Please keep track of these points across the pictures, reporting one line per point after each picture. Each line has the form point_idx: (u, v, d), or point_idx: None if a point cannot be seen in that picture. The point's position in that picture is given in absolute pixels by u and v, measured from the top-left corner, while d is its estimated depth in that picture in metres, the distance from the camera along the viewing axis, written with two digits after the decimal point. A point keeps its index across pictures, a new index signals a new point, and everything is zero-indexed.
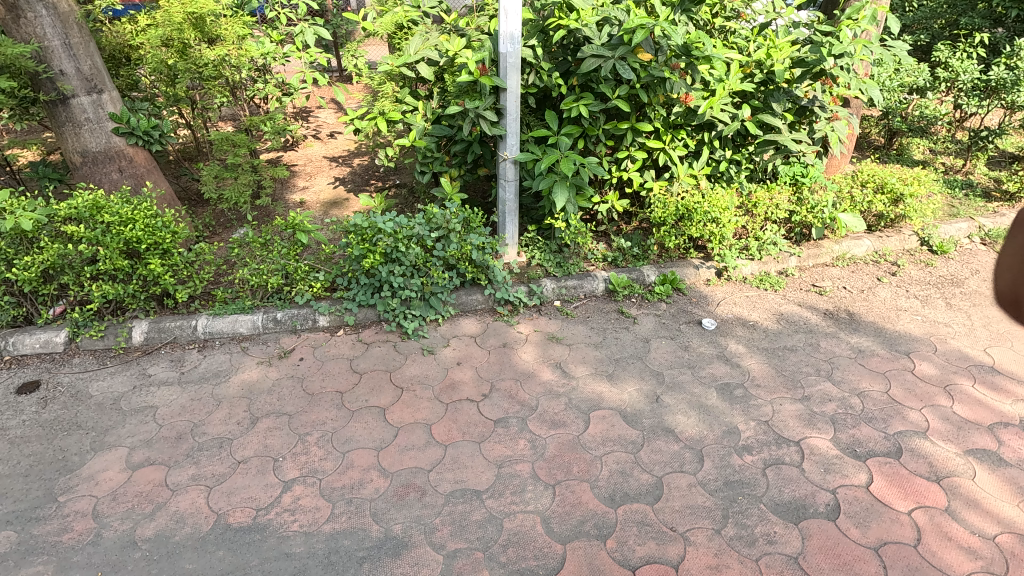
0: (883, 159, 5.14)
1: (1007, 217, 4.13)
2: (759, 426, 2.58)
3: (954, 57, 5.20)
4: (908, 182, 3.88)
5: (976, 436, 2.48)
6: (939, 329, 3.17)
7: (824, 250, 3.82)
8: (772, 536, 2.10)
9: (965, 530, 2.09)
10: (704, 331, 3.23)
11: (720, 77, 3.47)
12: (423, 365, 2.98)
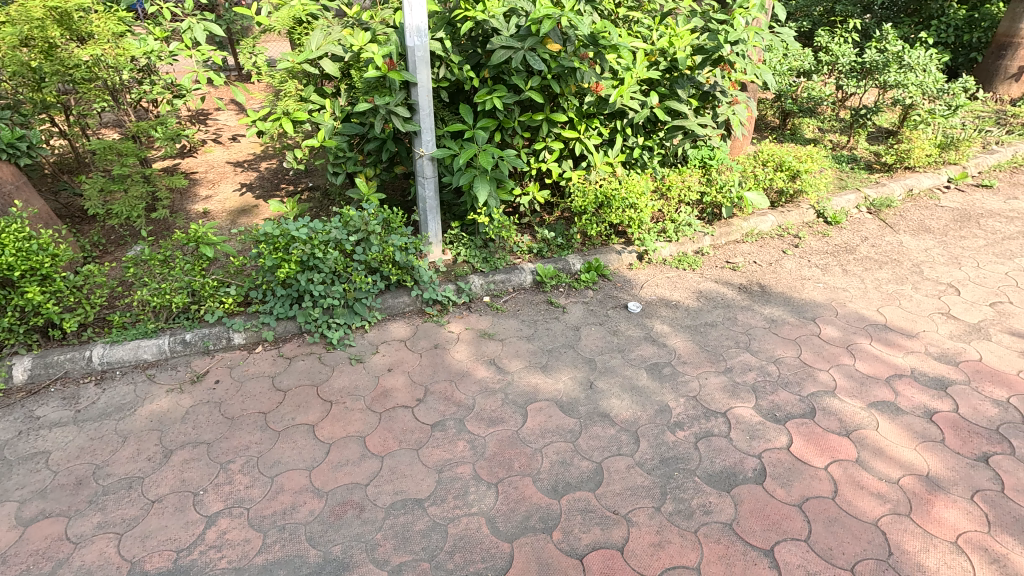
0: (780, 138, 5.49)
1: (887, 187, 4.54)
2: (689, 401, 2.68)
3: (834, 41, 5.72)
4: (803, 159, 4.17)
5: (877, 389, 2.71)
6: (838, 294, 3.43)
7: (734, 228, 4.03)
8: (707, 506, 2.19)
9: (874, 477, 2.28)
10: (630, 314, 3.32)
11: (628, 66, 3.56)
12: (352, 375, 2.86)
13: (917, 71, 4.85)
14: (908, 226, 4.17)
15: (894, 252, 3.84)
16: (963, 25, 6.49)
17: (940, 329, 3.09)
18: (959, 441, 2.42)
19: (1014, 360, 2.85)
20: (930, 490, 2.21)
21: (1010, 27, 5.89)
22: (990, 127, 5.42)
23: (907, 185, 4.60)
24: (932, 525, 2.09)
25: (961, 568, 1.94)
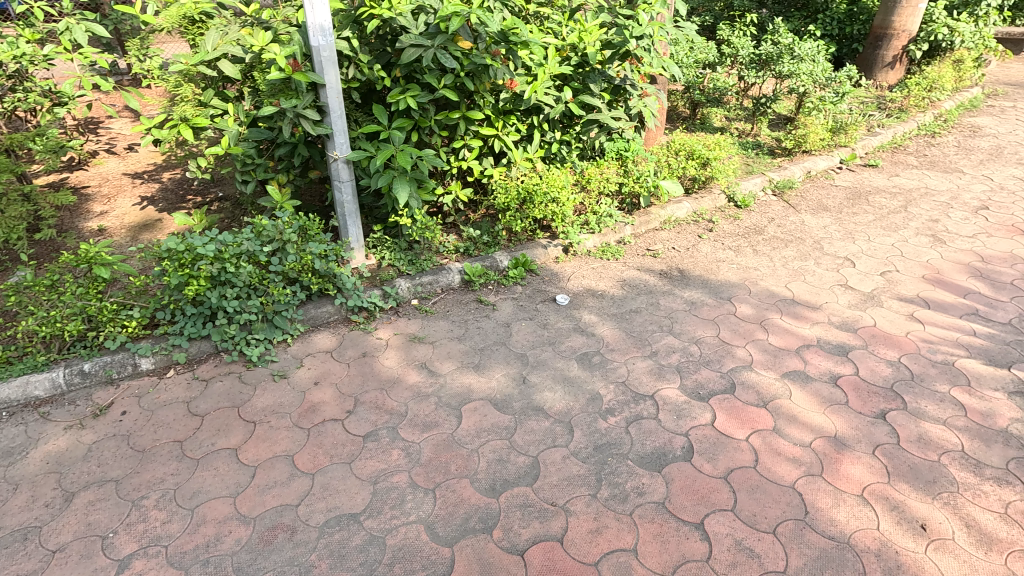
0: (690, 128, 5.74)
1: (788, 170, 4.85)
2: (618, 387, 2.76)
3: (735, 35, 6.10)
4: (712, 148, 4.38)
5: (788, 360, 2.90)
6: (750, 273, 3.63)
7: (653, 217, 4.18)
8: (640, 488, 2.26)
9: (789, 442, 2.43)
10: (559, 307, 3.37)
11: (540, 62, 3.61)
12: (276, 392, 2.73)
13: (807, 62, 5.26)
14: (808, 206, 4.48)
15: (797, 231, 4.12)
16: (844, 19, 7.08)
17: (840, 299, 3.35)
18: (860, 401, 2.63)
19: (903, 323, 3.13)
20: (838, 449, 2.39)
21: (883, 19, 6.48)
22: (873, 111, 5.92)
23: (806, 167, 4.94)
24: (841, 482, 2.26)
25: (867, 519, 2.11)
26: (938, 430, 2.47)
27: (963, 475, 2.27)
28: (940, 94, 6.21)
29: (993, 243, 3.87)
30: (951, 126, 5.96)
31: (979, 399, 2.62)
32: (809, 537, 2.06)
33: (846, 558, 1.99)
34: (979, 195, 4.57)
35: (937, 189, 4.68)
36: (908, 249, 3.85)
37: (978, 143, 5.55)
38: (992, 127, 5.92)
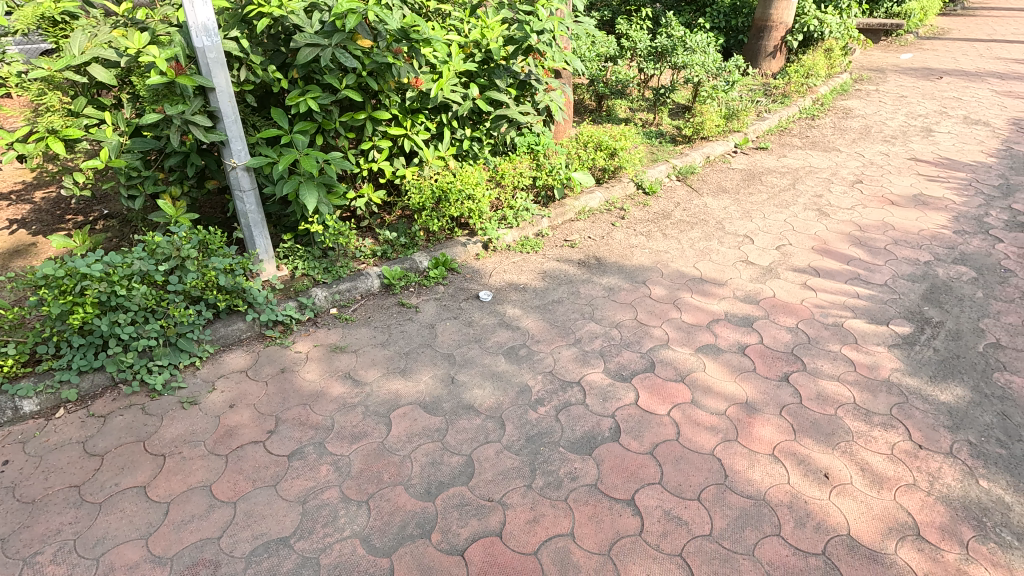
0: (597, 120, 5.92)
1: (689, 156, 5.12)
2: (546, 377, 2.81)
3: (633, 29, 6.36)
4: (618, 138, 4.55)
5: (700, 335, 3.07)
6: (662, 256, 3.82)
7: (568, 208, 4.28)
8: (573, 472, 2.32)
9: (706, 412, 2.58)
10: (482, 303, 3.38)
11: (444, 59, 3.58)
12: (187, 420, 2.55)
13: (698, 53, 5.62)
14: (709, 189, 4.76)
15: (701, 214, 4.37)
16: (729, 13, 7.56)
17: (743, 275, 3.59)
18: (766, 367, 2.84)
19: (798, 292, 3.41)
20: (749, 413, 2.57)
21: (763, 13, 7.01)
22: (760, 98, 6.39)
23: (705, 153, 5.24)
24: (754, 443, 2.42)
25: (779, 474, 2.29)
26: (833, 386, 2.71)
27: (856, 424, 2.51)
28: (816, 80, 6.80)
29: (867, 213, 4.30)
30: (827, 109, 6.54)
31: (865, 355, 2.90)
32: (730, 498, 2.20)
33: (763, 513, 2.14)
34: (854, 170, 5.05)
35: (819, 167, 5.12)
36: (798, 224, 4.19)
37: (850, 124, 6.13)
38: (861, 109, 6.56)
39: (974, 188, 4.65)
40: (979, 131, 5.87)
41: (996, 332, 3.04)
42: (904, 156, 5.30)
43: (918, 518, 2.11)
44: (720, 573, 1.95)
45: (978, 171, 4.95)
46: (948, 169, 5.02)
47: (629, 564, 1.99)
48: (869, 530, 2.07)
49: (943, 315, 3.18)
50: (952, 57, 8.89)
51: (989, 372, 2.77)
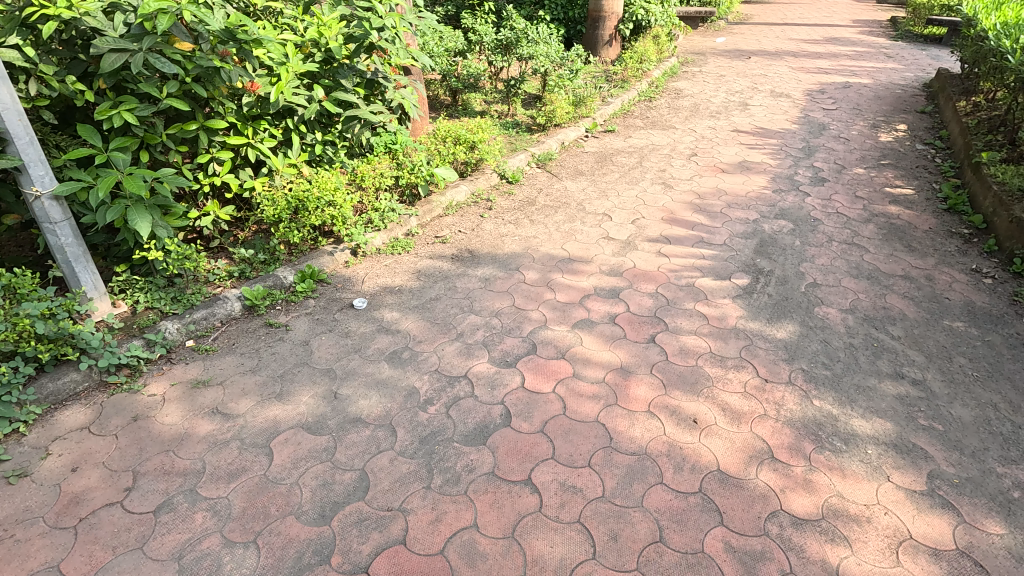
0: (453, 115, 5.93)
1: (546, 143, 5.33)
2: (432, 376, 2.79)
3: (478, 23, 6.44)
4: (475, 131, 4.61)
5: (574, 311, 3.23)
6: (531, 242, 3.95)
7: (435, 205, 4.25)
8: (470, 465, 2.34)
9: (587, 383, 2.74)
10: (358, 311, 3.26)
11: (280, 60, 3.37)
12: (19, 496, 2.18)
13: (541, 44, 5.83)
14: (568, 173, 5.00)
15: (563, 197, 4.58)
16: (566, 4, 7.93)
17: (606, 250, 3.83)
18: (635, 332, 3.06)
19: (655, 260, 3.72)
20: (625, 377, 2.76)
21: (596, 4, 7.43)
22: (603, 84, 6.80)
23: (560, 139, 5.48)
24: (632, 404, 2.61)
25: (656, 428, 2.49)
26: (692, 340, 3.00)
27: (714, 371, 2.80)
28: (649, 65, 7.39)
29: (704, 182, 4.79)
30: (661, 91, 7.16)
31: (715, 308, 3.25)
32: (616, 458, 2.35)
33: (646, 465, 2.32)
34: (690, 145, 5.59)
35: (661, 144, 5.60)
36: (648, 198, 4.55)
37: (682, 103, 6.76)
38: (689, 89, 7.26)
39: (784, 152, 5.37)
40: (783, 102, 6.78)
41: (812, 273, 3.55)
42: (728, 129, 5.96)
43: (771, 442, 2.42)
44: (615, 529, 2.09)
45: (786, 137, 5.71)
46: (763, 137, 5.74)
47: (533, 540, 2.05)
48: (734, 461, 2.33)
49: (772, 264, 3.65)
50: (757, 39, 10.14)
51: (811, 308, 3.24)
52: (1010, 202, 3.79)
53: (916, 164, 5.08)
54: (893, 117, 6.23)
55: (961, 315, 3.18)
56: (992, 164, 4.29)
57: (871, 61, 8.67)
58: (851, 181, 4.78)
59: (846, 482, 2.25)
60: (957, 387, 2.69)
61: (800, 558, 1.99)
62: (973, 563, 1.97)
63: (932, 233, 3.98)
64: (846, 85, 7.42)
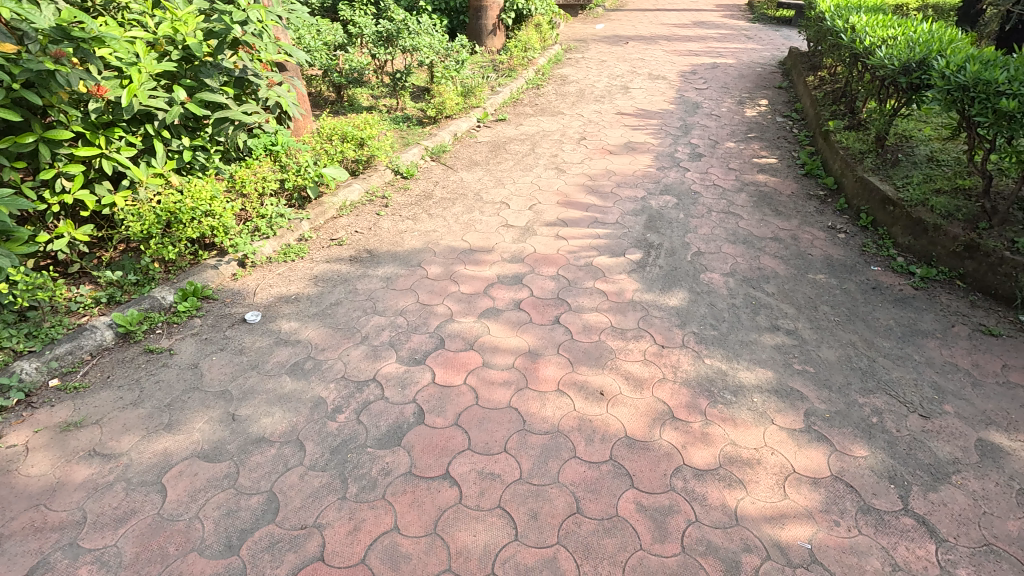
0: (339, 112, 5.70)
1: (438, 136, 5.27)
2: (339, 384, 2.69)
3: (356, 15, 6.21)
4: (362, 127, 4.47)
5: (480, 301, 3.25)
6: (431, 236, 3.90)
7: (327, 206, 4.07)
8: (386, 468, 2.29)
9: (497, 370, 2.77)
10: (252, 326, 3.06)
11: (130, 60, 3.07)
12: None
13: (423, 35, 5.72)
14: (463, 165, 4.99)
15: (460, 189, 4.56)
16: None
17: (506, 238, 3.87)
18: (540, 315, 3.13)
19: (554, 243, 3.81)
20: (534, 360, 2.83)
21: None
22: (490, 74, 6.84)
23: (452, 131, 5.44)
24: (542, 385, 2.68)
25: (566, 405, 2.57)
26: (594, 317, 3.13)
27: (616, 343, 2.94)
28: (533, 53, 7.53)
29: (594, 164, 4.97)
30: (548, 78, 7.31)
31: (612, 284, 3.40)
32: (531, 439, 2.41)
33: (560, 442, 2.40)
34: (578, 129, 5.77)
35: (551, 130, 5.73)
36: (543, 183, 4.65)
37: (568, 89, 6.95)
38: (574, 75, 7.49)
39: (665, 131, 5.70)
40: (660, 84, 7.17)
41: (697, 243, 3.81)
42: (612, 112, 6.22)
43: (671, 403, 2.58)
44: (535, 508, 2.14)
45: (665, 117, 6.06)
46: (645, 118, 6.05)
47: (456, 532, 2.06)
48: (640, 426, 2.47)
49: (661, 238, 3.87)
50: (633, 24, 10.63)
51: (698, 275, 3.48)
52: (853, 164, 4.28)
53: (777, 135, 5.59)
54: (756, 93, 6.80)
55: (822, 268, 3.56)
56: (837, 131, 4.81)
57: (734, 42, 9.39)
58: (724, 154, 5.18)
59: (738, 430, 2.46)
60: (822, 332, 3.02)
61: (703, 507, 2.15)
62: (845, 485, 2.23)
63: (794, 197, 4.41)
64: (714, 66, 7.99)
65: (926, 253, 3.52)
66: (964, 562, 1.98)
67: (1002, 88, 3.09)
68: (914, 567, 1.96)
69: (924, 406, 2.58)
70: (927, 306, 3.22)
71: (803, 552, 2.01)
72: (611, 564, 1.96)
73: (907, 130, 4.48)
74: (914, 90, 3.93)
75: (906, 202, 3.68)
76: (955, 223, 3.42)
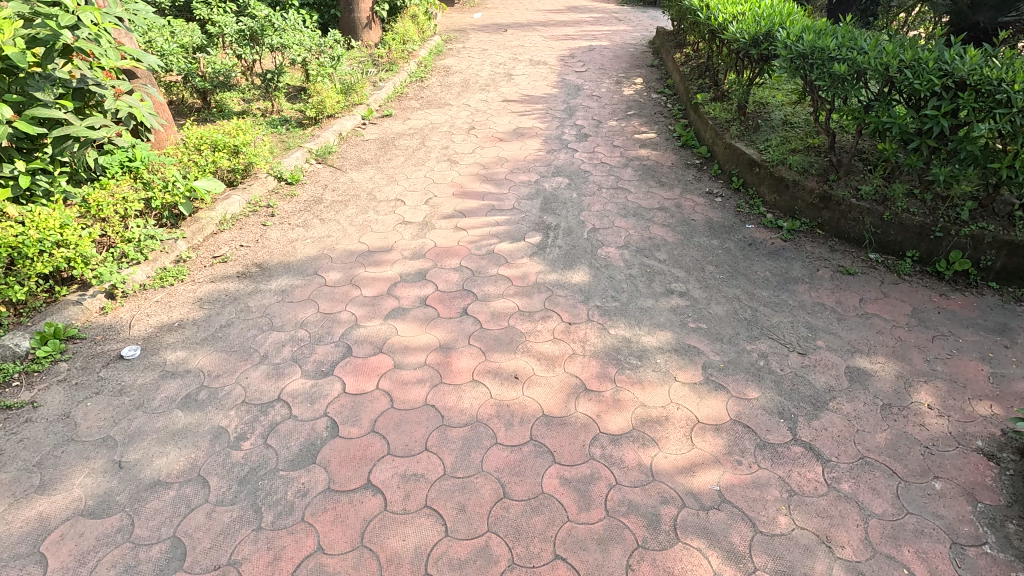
0: (206, 119, 5.24)
1: (322, 136, 5.02)
2: (240, 409, 2.52)
3: (214, 13, 5.74)
4: (235, 134, 4.16)
5: (385, 303, 3.16)
6: (325, 242, 3.73)
7: (205, 221, 3.75)
8: (302, 489, 2.18)
9: (410, 370, 2.72)
10: (131, 362, 2.77)
11: None
12: None
13: (291, 32, 5.42)
14: (352, 164, 4.80)
15: (351, 190, 4.39)
16: None
17: (405, 235, 3.78)
18: (447, 309, 3.11)
19: (454, 235, 3.79)
20: (446, 354, 2.80)
21: None
22: (370, 69, 6.62)
23: (336, 130, 5.20)
24: (456, 377, 2.67)
25: (483, 394, 2.58)
26: (501, 303, 3.15)
27: (525, 326, 2.98)
28: (413, 45, 7.38)
29: (485, 153, 4.98)
30: (430, 70, 7.20)
31: (516, 269, 3.44)
32: (451, 434, 2.39)
33: (480, 431, 2.40)
34: (467, 119, 5.74)
35: (439, 122, 5.66)
36: (437, 176, 4.59)
37: (452, 80, 6.89)
38: (456, 65, 7.44)
39: (551, 114, 5.82)
40: (542, 69, 7.31)
41: (592, 220, 3.95)
42: (499, 100, 6.26)
43: (583, 376, 2.67)
44: (462, 500, 2.13)
45: (550, 101, 6.19)
46: (531, 104, 6.14)
47: (385, 540, 2.00)
48: (556, 403, 2.53)
49: (558, 219, 3.97)
50: (509, 12, 10.72)
51: (596, 251, 3.62)
52: (721, 132, 4.62)
53: (654, 111, 5.91)
54: (631, 72, 7.13)
55: (705, 231, 3.83)
56: (705, 103, 5.16)
57: (607, 25, 9.77)
58: (608, 133, 5.39)
59: (646, 392, 2.60)
60: (711, 290, 3.25)
61: (622, 469, 2.25)
62: (743, 426, 2.43)
63: (675, 168, 4.69)
64: (590, 49, 8.26)
65: (790, 208, 3.89)
66: (846, 477, 2.23)
67: (833, 54, 3.46)
68: (807, 489, 2.18)
69: (802, 344, 2.87)
70: (796, 255, 3.57)
71: (714, 495, 2.16)
72: (542, 541, 2.00)
73: (764, 98, 4.89)
74: (764, 61, 4.30)
75: (768, 162, 4.03)
76: (810, 178, 3.80)
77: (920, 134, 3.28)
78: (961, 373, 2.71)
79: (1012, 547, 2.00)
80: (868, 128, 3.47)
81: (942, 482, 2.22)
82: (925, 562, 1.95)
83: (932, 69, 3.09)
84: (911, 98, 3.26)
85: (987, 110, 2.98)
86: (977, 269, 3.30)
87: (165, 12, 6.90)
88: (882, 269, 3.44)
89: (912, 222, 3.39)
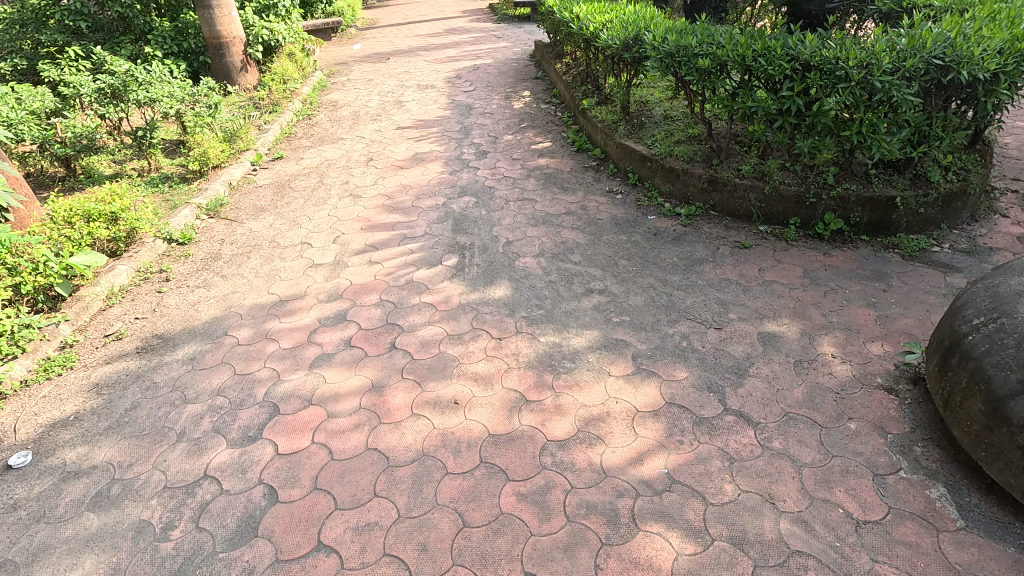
0: (74, 188, 4.81)
1: (210, 189, 4.73)
2: (163, 497, 2.30)
3: (64, 73, 5.30)
4: (110, 201, 3.85)
5: (306, 351, 3.02)
6: (231, 299, 3.51)
7: (89, 298, 3.41)
8: (246, 567, 2.02)
9: (344, 417, 2.60)
10: (21, 471, 2.45)
11: None
12: None
13: (158, 84, 5.07)
14: (247, 214, 4.54)
15: (251, 240, 4.16)
16: (176, 35, 7.04)
17: (317, 279, 3.64)
18: (374, 346, 3.02)
19: (370, 270, 3.70)
20: (380, 393, 2.72)
21: (210, 30, 6.78)
22: (252, 113, 6.36)
23: (225, 180, 4.92)
24: (395, 415, 2.60)
25: (425, 426, 2.53)
26: (428, 331, 3.11)
27: (456, 350, 2.96)
28: (294, 83, 7.20)
29: (387, 183, 4.92)
30: (317, 106, 7.01)
31: (438, 294, 3.42)
32: (399, 473, 2.32)
33: (428, 465, 2.35)
34: (362, 151, 5.65)
35: (336, 158, 5.53)
36: (341, 214, 4.46)
37: (342, 114, 6.76)
38: (344, 98, 7.32)
39: (447, 136, 5.85)
40: (431, 93, 7.34)
41: (504, 234, 4.00)
42: (393, 128, 6.22)
43: (521, 389, 2.69)
44: (422, 539, 2.07)
45: (443, 123, 6.23)
46: (426, 128, 6.15)
47: None
48: (500, 420, 2.53)
49: (470, 238, 3.99)
50: (389, 40, 10.73)
51: (513, 263, 3.67)
52: (611, 133, 4.84)
53: (546, 121, 6.10)
54: (518, 87, 7.34)
55: (612, 228, 4.00)
56: (592, 108, 5.40)
57: (487, 44, 10.00)
58: (506, 147, 5.50)
59: (584, 392, 2.66)
60: (627, 284, 3.39)
61: (574, 472, 2.29)
62: (678, 407, 2.55)
63: (574, 172, 4.88)
64: (475, 68, 8.43)
65: (684, 195, 4.15)
66: (776, 435, 2.39)
67: (696, 51, 3.77)
68: (743, 454, 2.32)
69: (717, 320, 3.06)
70: (697, 238, 3.81)
71: (663, 478, 2.25)
72: (509, 561, 1.98)
73: (644, 97, 5.19)
74: (637, 63, 4.56)
75: (657, 156, 4.28)
76: (696, 165, 4.09)
77: (782, 114, 3.63)
78: (853, 320, 3.00)
79: (922, 467, 2.23)
80: (738, 114, 3.80)
81: (856, 422, 2.43)
82: (855, 498, 2.13)
83: (781, 55, 3.43)
84: (769, 82, 3.60)
85: (831, 86, 3.33)
86: (849, 226, 3.68)
87: (6, 77, 6.33)
88: (772, 239, 3.75)
89: (789, 192, 3.73)
